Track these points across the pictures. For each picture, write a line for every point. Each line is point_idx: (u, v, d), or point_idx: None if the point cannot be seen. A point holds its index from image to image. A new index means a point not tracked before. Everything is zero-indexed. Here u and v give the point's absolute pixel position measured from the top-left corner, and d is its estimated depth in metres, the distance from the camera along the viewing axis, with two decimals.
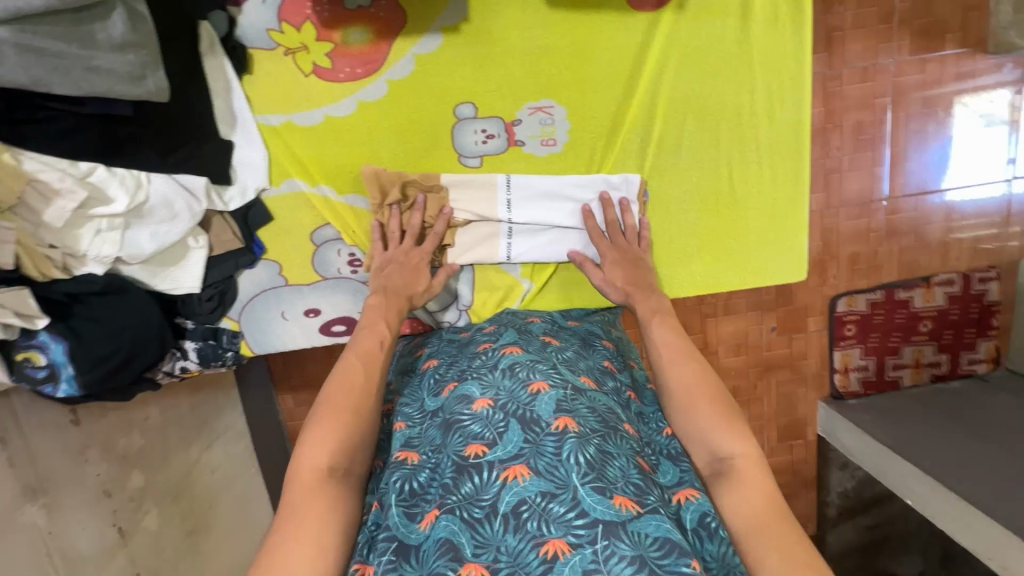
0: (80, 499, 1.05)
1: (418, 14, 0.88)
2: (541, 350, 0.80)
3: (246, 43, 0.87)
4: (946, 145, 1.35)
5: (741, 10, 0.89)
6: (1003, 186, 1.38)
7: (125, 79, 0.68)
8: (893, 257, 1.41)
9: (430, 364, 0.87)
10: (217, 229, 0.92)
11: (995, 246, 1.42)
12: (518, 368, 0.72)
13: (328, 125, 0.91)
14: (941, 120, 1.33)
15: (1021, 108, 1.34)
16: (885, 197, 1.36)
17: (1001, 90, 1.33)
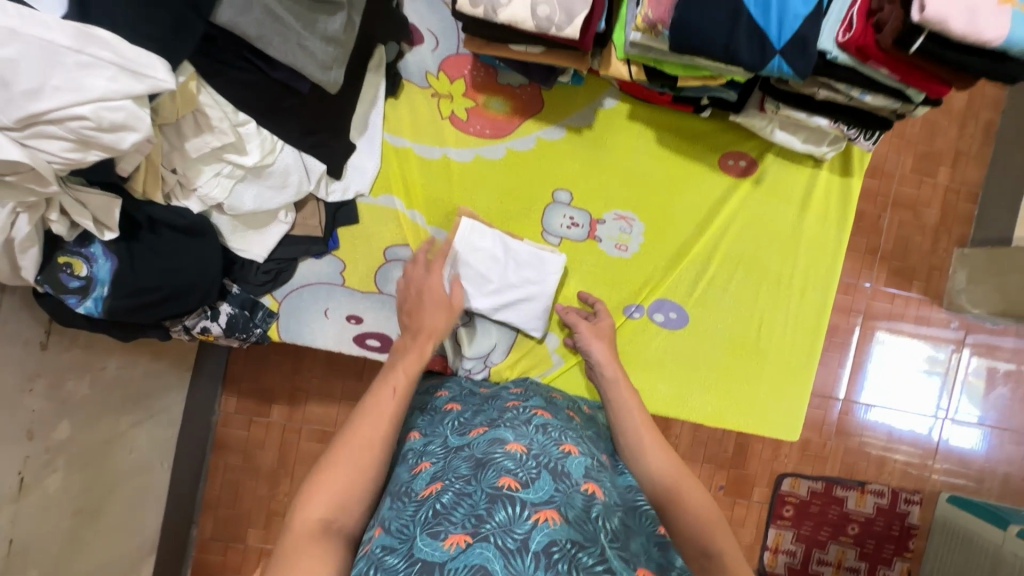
0: (4, 432, 0.90)
1: (555, 108, 1.02)
2: (567, 421, 0.85)
3: (404, 74, 0.99)
4: (895, 371, 1.56)
5: (802, 201, 1.07)
6: (932, 424, 1.57)
7: (317, 64, 0.75)
8: (837, 453, 1.55)
9: (453, 408, 0.87)
10: (307, 212, 0.95)
11: (920, 474, 1.57)
12: (550, 429, 0.76)
13: (443, 164, 1.01)
14: (896, 348, 1.56)
15: (958, 363, 1.57)
16: (840, 397, 1.54)
17: (945, 342, 1.57)
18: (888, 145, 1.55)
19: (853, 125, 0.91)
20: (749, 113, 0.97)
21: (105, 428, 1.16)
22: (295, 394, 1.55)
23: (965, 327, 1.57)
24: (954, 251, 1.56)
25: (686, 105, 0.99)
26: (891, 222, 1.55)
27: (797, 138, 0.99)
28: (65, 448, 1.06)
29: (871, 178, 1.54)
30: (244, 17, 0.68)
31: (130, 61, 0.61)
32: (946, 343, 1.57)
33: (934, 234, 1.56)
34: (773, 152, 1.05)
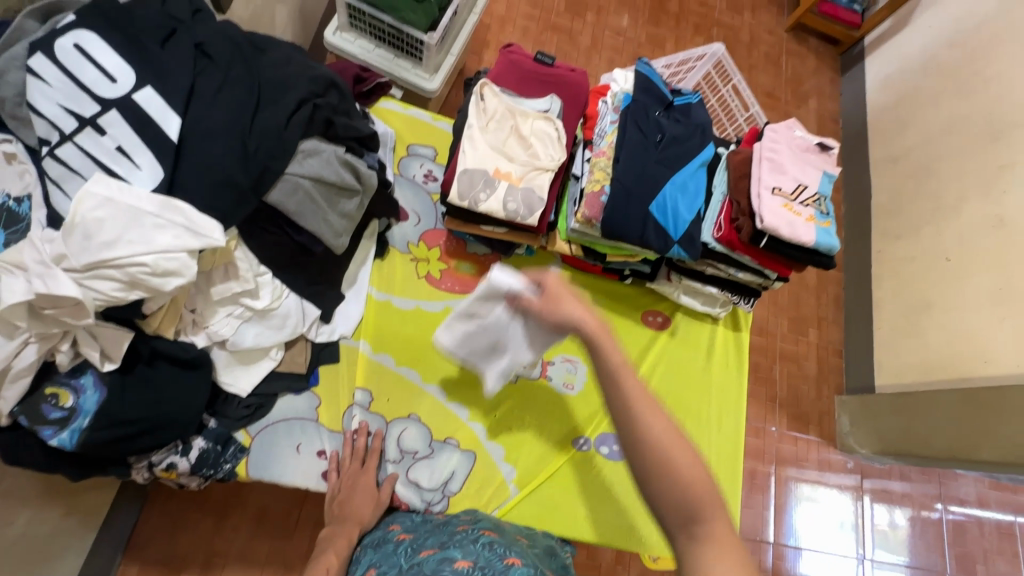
0: None
1: (512, 272, 1.27)
2: (512, 541, 0.90)
3: (390, 241, 1.21)
4: (812, 523, 1.72)
5: (707, 349, 1.33)
6: None
7: (331, 234, 0.94)
8: None
9: (404, 536, 0.89)
10: (296, 349, 1.06)
11: None
12: (496, 546, 0.82)
13: (417, 312, 1.18)
14: (808, 496, 1.75)
15: (863, 515, 1.75)
16: (771, 540, 1.68)
17: (846, 500, 1.76)
18: (767, 311, 1.96)
19: (736, 294, 1.24)
20: (660, 281, 1.27)
21: None
22: (211, 559, 1.41)
23: (859, 469, 1.81)
24: (835, 399, 1.90)
25: (613, 274, 1.29)
26: (782, 373, 1.89)
27: (697, 301, 1.29)
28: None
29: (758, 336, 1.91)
30: (288, 197, 0.86)
31: (195, 225, 0.75)
32: (851, 490, 1.78)
33: (817, 384, 1.91)
34: (681, 311, 1.34)
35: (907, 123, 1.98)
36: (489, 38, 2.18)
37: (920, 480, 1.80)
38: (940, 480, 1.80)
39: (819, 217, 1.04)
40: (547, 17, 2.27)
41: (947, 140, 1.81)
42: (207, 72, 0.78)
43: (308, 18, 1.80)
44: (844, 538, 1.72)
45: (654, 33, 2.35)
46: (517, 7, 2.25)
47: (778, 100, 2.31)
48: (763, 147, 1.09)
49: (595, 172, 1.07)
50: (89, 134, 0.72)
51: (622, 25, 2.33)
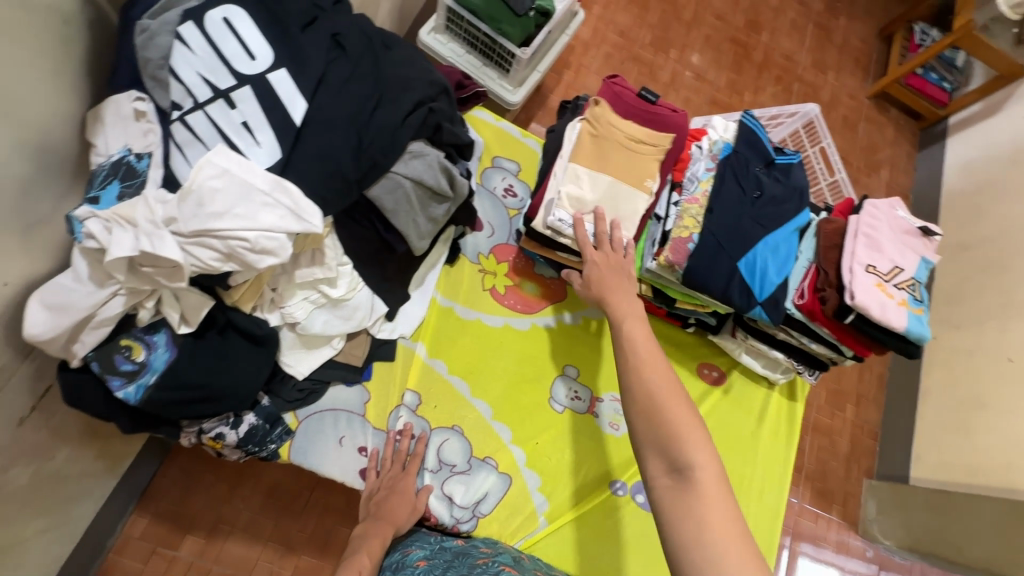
0: None
1: (575, 300, 1.25)
2: None
3: (461, 249, 1.21)
4: None
5: (759, 414, 1.28)
6: None
7: (416, 234, 0.93)
8: None
9: (423, 563, 0.85)
10: (356, 342, 1.05)
11: None
12: None
13: (476, 324, 1.18)
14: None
15: None
16: None
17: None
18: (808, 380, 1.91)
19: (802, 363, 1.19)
20: (723, 335, 1.24)
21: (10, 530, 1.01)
22: (217, 526, 1.41)
23: (878, 560, 1.74)
24: (864, 481, 1.83)
25: (676, 320, 1.26)
26: (811, 445, 1.82)
27: (757, 362, 1.26)
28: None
29: None
30: (388, 194, 0.86)
31: (300, 208, 0.76)
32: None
33: (846, 463, 1.84)
34: (738, 370, 1.30)
35: (982, 209, 1.90)
36: (571, 58, 2.19)
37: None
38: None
39: (912, 302, 1.00)
40: (632, 47, 2.27)
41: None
42: (338, 63, 0.79)
43: (406, 13, 1.83)
44: None
45: (735, 78, 2.32)
46: (603, 33, 2.26)
47: (850, 165, 2.25)
48: (860, 221, 1.05)
49: (685, 218, 1.03)
50: (220, 105, 0.73)
51: (705, 65, 2.32)
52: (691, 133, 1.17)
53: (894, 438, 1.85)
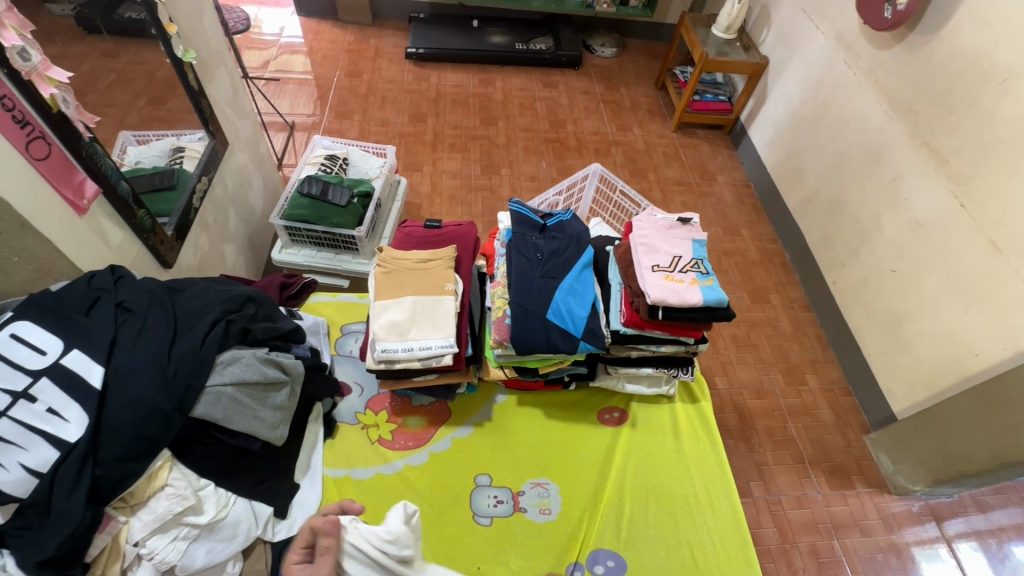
0: None
1: (460, 412, 1.31)
2: None
3: (338, 417, 1.28)
4: None
5: (673, 430, 1.32)
6: None
7: (267, 427, 1.01)
8: None
9: None
10: (254, 557, 1.04)
11: None
12: None
13: (376, 479, 1.19)
14: (890, 556, 1.64)
15: (957, 557, 1.64)
16: None
17: (931, 541, 1.66)
18: (759, 374, 2.00)
19: (671, 367, 1.28)
20: (602, 377, 1.31)
21: None
22: None
23: (929, 510, 1.72)
24: (864, 439, 1.87)
25: (556, 384, 1.33)
26: (798, 429, 1.88)
27: (642, 384, 1.32)
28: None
29: (758, 397, 1.94)
30: (214, 406, 0.95)
31: None
32: (933, 539, 1.67)
33: (840, 431, 1.89)
34: (635, 400, 1.36)
35: (803, 170, 2.24)
36: (422, 212, 2.32)
37: (1002, 505, 1.74)
38: (1019, 500, 1.75)
39: (701, 277, 1.15)
40: (469, 182, 2.46)
41: (841, 173, 2.03)
42: (127, 323, 0.93)
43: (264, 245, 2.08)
44: None
45: (565, 166, 2.59)
46: (442, 181, 2.45)
47: (690, 185, 2.57)
48: (634, 238, 1.21)
49: (496, 301, 1.20)
50: (22, 405, 0.81)
51: (536, 169, 2.56)
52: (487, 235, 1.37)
53: (862, 386, 1.94)
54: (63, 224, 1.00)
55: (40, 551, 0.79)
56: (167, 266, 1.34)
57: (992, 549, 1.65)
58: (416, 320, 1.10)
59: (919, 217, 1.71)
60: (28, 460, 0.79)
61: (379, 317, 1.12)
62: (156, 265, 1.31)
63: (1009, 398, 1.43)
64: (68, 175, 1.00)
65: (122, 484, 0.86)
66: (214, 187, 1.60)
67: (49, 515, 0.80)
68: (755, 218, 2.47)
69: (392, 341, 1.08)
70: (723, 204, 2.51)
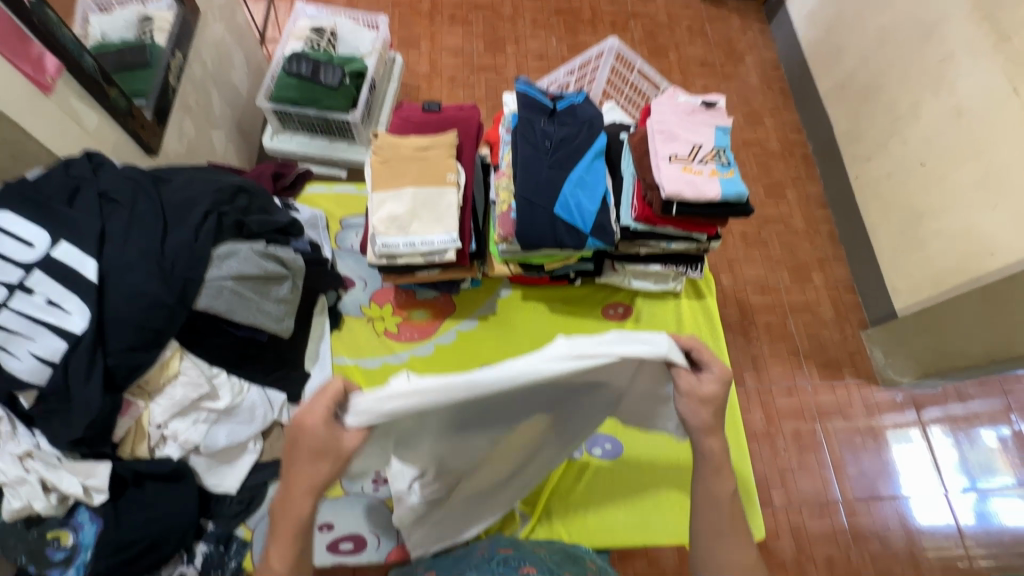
0: None
1: (465, 306, 1.31)
2: (531, 553, 0.82)
3: (344, 310, 1.28)
4: (879, 461, 1.72)
5: (677, 326, 1.33)
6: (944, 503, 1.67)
7: (273, 319, 1.01)
8: (866, 561, 1.61)
9: None
10: (273, 437, 1.10)
11: (965, 565, 1.60)
12: (511, 559, 0.75)
13: (384, 368, 1.23)
14: (866, 439, 1.75)
15: (929, 438, 1.75)
16: (839, 498, 1.67)
17: (907, 424, 1.77)
18: (766, 271, 1.98)
19: (679, 263, 1.25)
20: (608, 273, 1.29)
21: None
22: None
23: (910, 399, 1.80)
24: (861, 334, 1.90)
25: (561, 281, 1.31)
26: (797, 325, 1.90)
27: (649, 281, 1.30)
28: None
29: (761, 294, 1.94)
30: (216, 299, 0.94)
31: None
32: (908, 424, 1.77)
33: (838, 326, 1.91)
34: (641, 296, 1.35)
35: (843, 48, 2.00)
36: (420, 95, 2.14)
37: (982, 396, 1.80)
38: (1000, 391, 1.81)
39: (722, 169, 1.06)
40: (471, 61, 2.23)
41: (885, 51, 1.81)
42: (114, 214, 0.88)
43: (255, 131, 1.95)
44: (916, 463, 1.72)
45: (577, 42, 2.33)
46: (441, 60, 2.22)
47: (713, 66, 2.33)
48: (652, 124, 1.11)
49: (501, 194, 1.13)
50: (21, 296, 0.81)
51: (545, 46, 2.30)
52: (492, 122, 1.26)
53: (867, 283, 1.93)
54: (29, 105, 0.92)
55: (69, 431, 0.83)
56: (153, 153, 1.26)
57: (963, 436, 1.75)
58: (416, 214, 1.05)
59: (962, 104, 1.56)
60: (39, 350, 0.80)
61: (377, 210, 1.06)
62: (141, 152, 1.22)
63: (1018, 298, 1.41)
64: (21, 46, 0.89)
65: (136, 372, 0.88)
66: (192, 64, 1.45)
67: (69, 400, 0.83)
68: (781, 105, 2.27)
69: (395, 236, 1.05)
70: (749, 88, 2.30)
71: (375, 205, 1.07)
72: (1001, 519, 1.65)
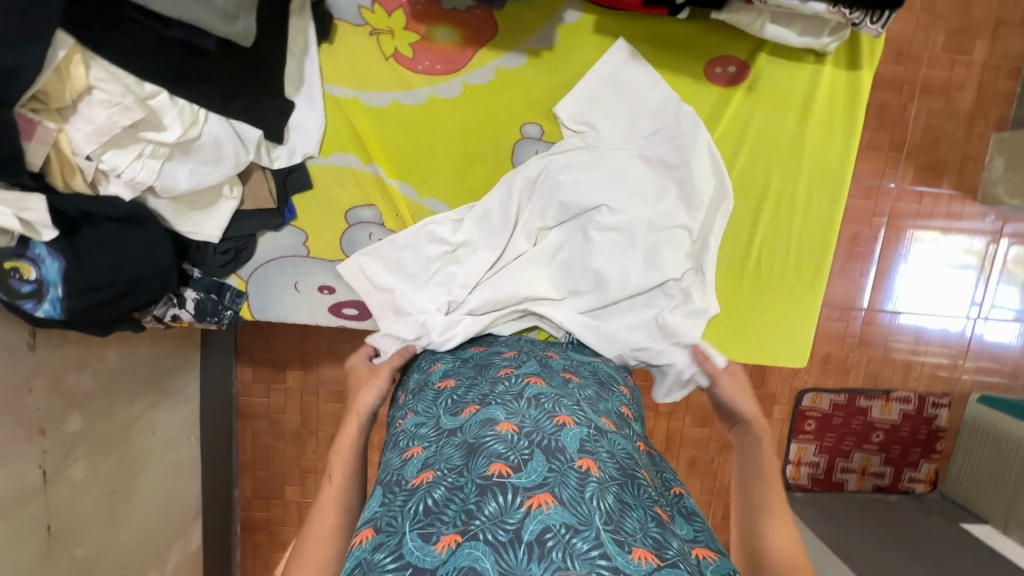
0: (13, 433, 0.98)
1: (509, 30, 0.89)
2: (564, 386, 0.73)
3: (335, 13, 0.87)
4: (925, 277, 1.54)
5: (802, 106, 0.94)
6: (963, 323, 1.58)
7: (218, 15, 0.66)
8: (860, 364, 1.58)
9: (446, 383, 0.77)
10: (254, 183, 0.89)
11: (949, 376, 1.60)
12: (543, 399, 0.67)
13: (394, 109, 0.91)
14: (926, 255, 1.53)
15: (990, 258, 1.54)
16: (863, 307, 1.55)
17: (978, 238, 1.53)
18: (918, 27, 1.40)
19: (856, 10, 0.78)
20: (735, 7, 0.83)
21: (119, 415, 1.26)
22: (306, 358, 1.58)
23: (1002, 219, 1.52)
24: (992, 136, 1.47)
25: (660, 9, 0.85)
26: (919, 112, 1.45)
27: (792, 31, 0.85)
28: (82, 438, 1.16)
29: (895, 64, 1.42)
30: None
31: None
32: (980, 236, 1.53)
33: (969, 120, 1.46)
34: (766, 51, 0.91)
35: None
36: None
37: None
38: None
39: None
40: None
41: None
42: None
43: None
44: (962, 280, 1.56)
45: None
46: None
47: None
48: None
49: None
50: None
51: None
52: None
53: None
54: None
55: None
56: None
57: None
58: None
59: None
60: None
61: None
62: None
63: None
64: None
65: (20, 77, 0.59)
66: None
67: None
68: None
69: None
70: None
71: None
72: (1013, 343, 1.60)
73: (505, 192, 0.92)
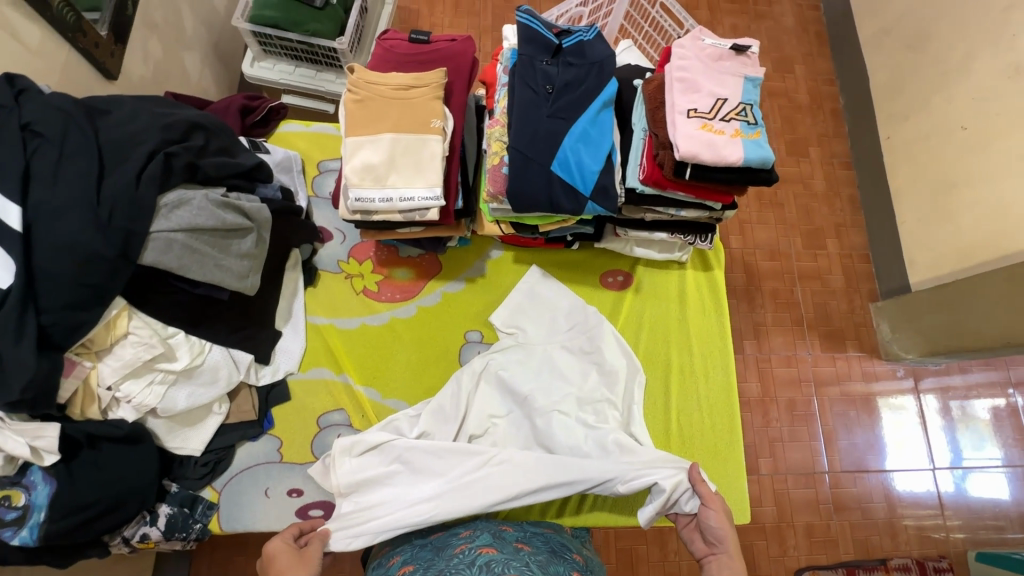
0: None
1: (450, 267, 1.21)
2: (515, 552, 0.79)
3: (319, 266, 1.18)
4: (873, 436, 1.67)
5: (679, 298, 1.23)
6: (932, 480, 1.64)
7: (234, 276, 0.92)
8: (846, 532, 1.59)
9: (406, 569, 0.80)
10: (240, 399, 1.05)
11: (940, 536, 1.60)
12: (493, 564, 0.72)
13: (362, 329, 1.15)
14: (863, 413, 1.69)
15: (926, 413, 1.69)
16: (826, 470, 1.62)
17: (905, 396, 1.70)
18: (777, 234, 1.82)
19: (688, 233, 1.13)
20: (608, 239, 1.18)
21: None
22: None
23: (912, 373, 1.73)
24: (870, 307, 1.78)
25: (557, 244, 1.20)
26: (804, 293, 1.78)
27: (653, 249, 1.20)
28: None
29: (771, 259, 1.79)
30: (165, 254, 0.85)
31: None
32: (905, 393, 1.71)
33: (847, 297, 1.79)
34: (642, 264, 1.25)
35: None
36: (420, 22, 1.70)
37: (982, 370, 1.73)
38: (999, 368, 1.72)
39: (747, 129, 0.92)
40: None
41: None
42: (41, 150, 0.77)
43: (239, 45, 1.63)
44: (914, 436, 1.67)
45: None
46: None
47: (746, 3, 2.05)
48: (672, 68, 0.96)
49: (492, 144, 1.00)
50: None
51: None
52: (486, 76, 1.13)
53: (884, 252, 1.79)
54: None
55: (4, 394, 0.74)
56: (114, 80, 1.11)
57: (960, 407, 1.70)
58: (392, 169, 0.92)
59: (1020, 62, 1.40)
60: None
61: (346, 151, 0.93)
62: (99, 78, 1.08)
63: None
64: None
65: (79, 330, 0.79)
66: None
67: None
68: (814, 51, 2.03)
69: (368, 192, 0.92)
70: (783, 31, 2.04)
71: (346, 153, 0.93)
72: (982, 494, 1.63)
73: (455, 386, 1.07)
